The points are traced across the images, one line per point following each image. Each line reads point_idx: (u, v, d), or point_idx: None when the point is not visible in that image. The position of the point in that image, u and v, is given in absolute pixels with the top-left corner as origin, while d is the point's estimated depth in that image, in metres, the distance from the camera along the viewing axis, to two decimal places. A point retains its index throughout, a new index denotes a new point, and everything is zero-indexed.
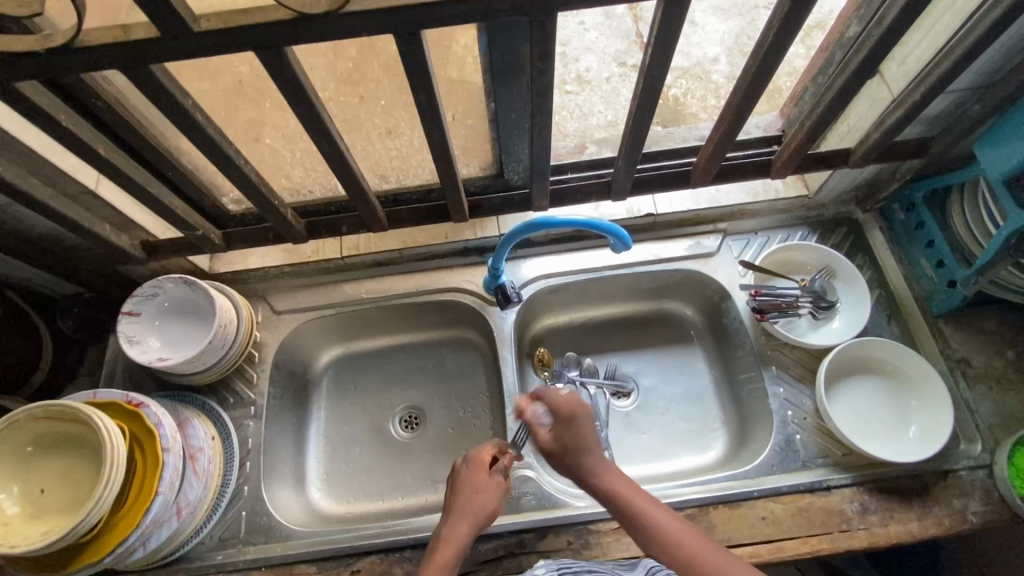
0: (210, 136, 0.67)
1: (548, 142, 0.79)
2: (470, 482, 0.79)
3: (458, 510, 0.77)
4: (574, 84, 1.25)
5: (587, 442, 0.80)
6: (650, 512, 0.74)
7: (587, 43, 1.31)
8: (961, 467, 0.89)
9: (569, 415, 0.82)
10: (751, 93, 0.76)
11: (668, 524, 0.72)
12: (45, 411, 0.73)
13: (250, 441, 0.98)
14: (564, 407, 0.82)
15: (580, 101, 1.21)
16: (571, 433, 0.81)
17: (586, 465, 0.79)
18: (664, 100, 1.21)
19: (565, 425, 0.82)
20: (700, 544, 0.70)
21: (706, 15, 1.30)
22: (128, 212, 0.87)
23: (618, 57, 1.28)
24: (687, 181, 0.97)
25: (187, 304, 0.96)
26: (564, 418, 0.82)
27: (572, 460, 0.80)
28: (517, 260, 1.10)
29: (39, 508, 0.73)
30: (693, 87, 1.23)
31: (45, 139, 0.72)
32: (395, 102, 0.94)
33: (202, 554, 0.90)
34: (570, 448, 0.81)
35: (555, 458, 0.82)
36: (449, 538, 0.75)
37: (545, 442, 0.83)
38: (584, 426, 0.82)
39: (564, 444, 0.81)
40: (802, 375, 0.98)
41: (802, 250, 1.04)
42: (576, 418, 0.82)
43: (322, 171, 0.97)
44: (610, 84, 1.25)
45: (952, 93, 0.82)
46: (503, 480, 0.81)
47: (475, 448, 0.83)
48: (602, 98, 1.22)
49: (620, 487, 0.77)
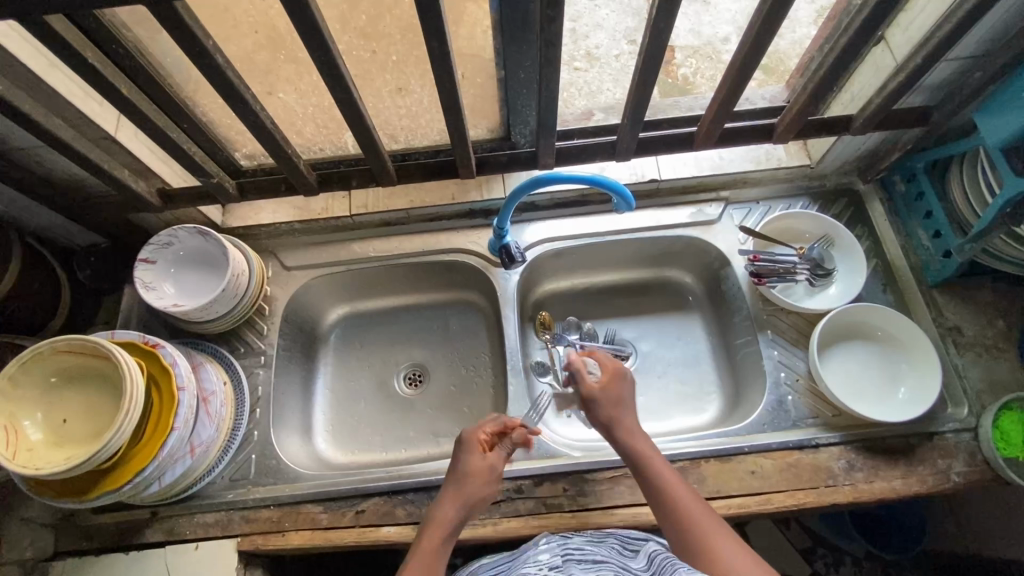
0: (227, 77, 0.70)
1: (554, 96, 0.81)
2: (466, 466, 0.80)
3: (454, 494, 0.78)
4: (582, 61, 1.21)
5: (627, 403, 0.86)
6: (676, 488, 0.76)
7: (597, 19, 1.23)
8: (947, 429, 0.91)
9: (618, 372, 0.88)
10: (755, 52, 0.78)
11: (686, 504, 0.74)
12: (68, 344, 0.76)
13: (260, 389, 1.01)
14: (614, 364, 0.89)
15: (589, 78, 1.19)
16: (616, 388, 0.87)
17: (621, 422, 0.84)
18: (671, 78, 1.17)
19: (614, 379, 0.88)
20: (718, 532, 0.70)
21: None
22: (146, 159, 0.89)
23: (628, 35, 1.21)
24: (691, 144, 0.98)
25: (200, 254, 0.99)
26: (613, 373, 0.88)
27: (611, 412, 0.85)
28: (522, 223, 1.12)
29: (62, 435, 0.76)
30: (703, 67, 1.17)
31: (68, 80, 0.74)
32: (407, 58, 0.91)
33: (213, 492, 0.94)
34: (611, 401, 0.86)
35: (591, 409, 0.86)
36: (441, 521, 0.75)
37: (594, 389, 0.86)
38: (627, 386, 0.88)
39: (610, 396, 0.86)
40: (796, 340, 1.01)
41: (803, 218, 1.06)
42: (624, 377, 0.89)
43: (334, 129, 0.99)
44: (620, 61, 1.19)
45: (954, 61, 0.83)
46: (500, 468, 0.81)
47: (471, 429, 0.83)
48: (611, 75, 1.19)
49: (651, 458, 0.80)
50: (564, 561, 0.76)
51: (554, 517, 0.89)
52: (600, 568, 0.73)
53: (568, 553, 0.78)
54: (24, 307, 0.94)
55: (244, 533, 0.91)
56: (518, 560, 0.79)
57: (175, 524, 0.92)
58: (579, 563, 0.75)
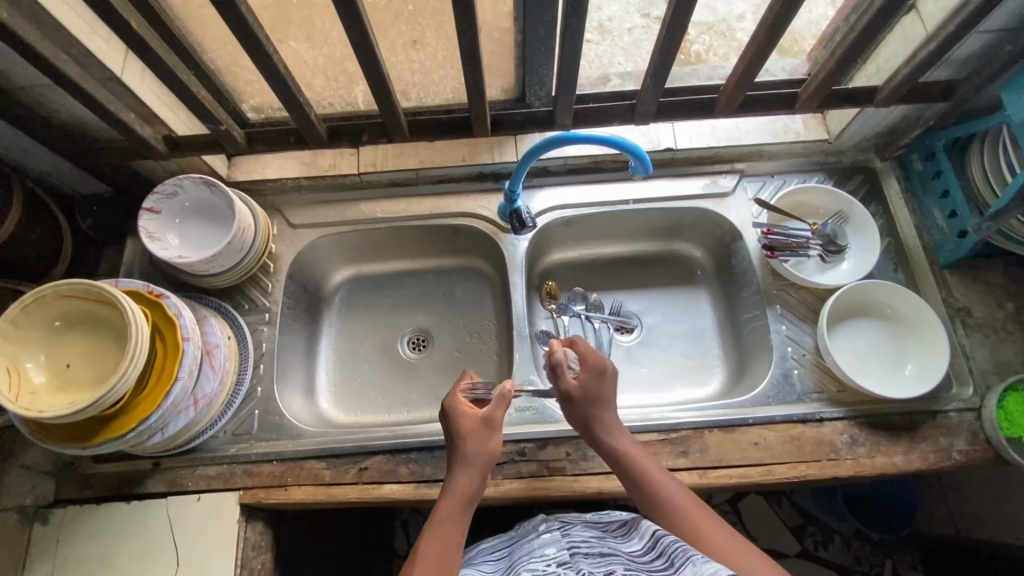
0: (241, 14, 0.68)
1: (576, 52, 0.79)
2: (461, 429, 0.79)
3: (459, 460, 0.77)
4: (594, 33, 1.15)
5: (607, 399, 0.83)
6: (660, 480, 0.75)
7: None
8: (950, 408, 0.92)
9: (597, 367, 0.84)
10: (785, 15, 0.75)
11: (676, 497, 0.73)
12: (71, 288, 0.75)
13: (264, 345, 1.01)
14: (595, 357, 0.85)
15: (601, 51, 1.14)
16: (596, 385, 0.83)
17: (600, 421, 0.82)
18: (684, 56, 1.13)
19: (592, 376, 0.84)
20: (704, 517, 0.71)
21: None
22: (153, 105, 0.87)
23: (643, 7, 1.15)
24: (710, 111, 0.96)
25: (205, 205, 0.97)
26: (591, 369, 0.84)
27: (589, 410, 0.83)
28: (532, 188, 1.10)
29: (65, 380, 0.76)
30: (716, 44, 1.13)
31: (74, 14, 0.72)
32: (423, 9, 0.87)
33: (216, 446, 0.94)
34: (589, 398, 0.83)
35: (571, 403, 0.84)
36: (457, 488, 0.74)
37: (570, 386, 0.83)
38: (609, 383, 0.84)
39: (588, 394, 0.83)
40: (805, 315, 1.00)
41: (818, 193, 1.04)
42: (604, 373, 0.85)
43: (344, 83, 0.97)
44: (632, 36, 1.14)
45: (986, 33, 0.81)
46: (494, 415, 0.79)
47: (448, 396, 0.82)
48: (623, 49, 1.14)
49: (633, 453, 0.80)
50: (571, 555, 0.72)
51: (556, 481, 0.89)
52: (607, 562, 0.69)
53: (574, 547, 0.74)
54: (24, 253, 0.92)
55: (245, 487, 0.91)
56: (522, 555, 0.75)
57: (177, 476, 0.92)
58: (587, 557, 0.71)
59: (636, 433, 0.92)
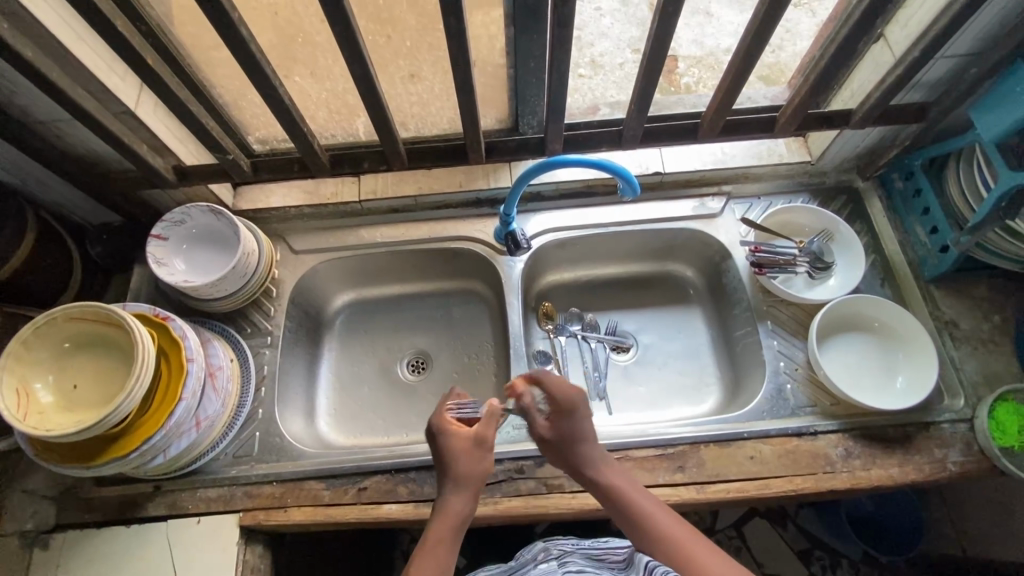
0: (250, 51, 0.73)
1: (564, 81, 0.84)
2: (449, 451, 0.79)
3: (452, 482, 0.77)
4: (587, 68, 1.23)
5: (584, 434, 0.82)
6: (650, 509, 0.74)
7: (602, 29, 1.27)
8: (943, 420, 0.93)
9: (566, 406, 0.82)
10: (756, 46, 0.80)
11: (665, 523, 0.72)
12: (82, 311, 0.78)
13: (266, 368, 1.02)
14: (562, 396, 0.82)
15: (593, 84, 1.21)
16: (569, 423, 0.82)
17: (583, 458, 0.81)
18: (672, 87, 1.19)
19: (561, 415, 0.83)
20: (695, 540, 0.70)
21: (722, 5, 1.24)
22: (164, 137, 0.91)
23: (632, 44, 1.25)
24: (695, 135, 1.00)
25: (211, 233, 1.01)
26: (562, 409, 0.82)
27: (569, 449, 0.82)
28: (527, 213, 1.14)
29: (73, 400, 0.78)
30: (706, 77, 1.20)
31: (94, 54, 0.77)
32: (421, 45, 0.94)
33: (217, 468, 0.95)
34: (565, 439, 0.82)
35: (549, 445, 0.84)
36: (447, 512, 0.75)
37: (542, 429, 0.84)
38: (582, 419, 0.83)
39: (561, 433, 0.82)
40: (795, 331, 1.02)
41: (803, 212, 1.08)
42: (575, 411, 0.83)
43: (347, 115, 1.02)
44: (624, 70, 1.22)
45: (950, 58, 0.86)
46: (487, 434, 0.79)
47: (435, 414, 0.82)
48: (615, 82, 1.21)
49: (622, 484, 0.78)
50: None
51: (555, 497, 0.90)
52: None
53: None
54: (37, 279, 0.95)
55: (246, 508, 0.91)
56: None
57: (177, 498, 0.93)
58: None
59: (633, 448, 0.93)
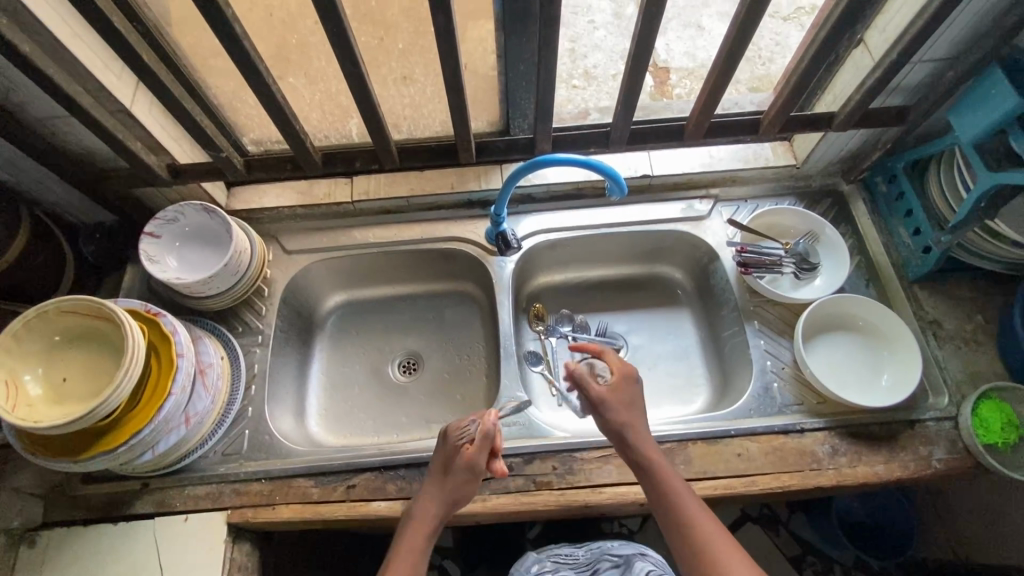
0: (245, 49, 0.74)
1: (553, 82, 0.85)
2: (448, 463, 0.81)
3: (437, 491, 0.80)
4: (580, 79, 1.26)
5: (637, 408, 0.84)
6: (685, 503, 0.75)
7: (596, 41, 1.30)
8: (927, 418, 0.94)
9: (628, 376, 0.86)
10: (738, 48, 0.82)
11: (696, 519, 0.73)
12: (73, 304, 0.78)
13: (256, 366, 1.03)
14: (625, 368, 0.86)
15: (586, 95, 1.22)
16: (626, 392, 0.84)
17: (633, 429, 0.82)
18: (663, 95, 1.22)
19: (625, 382, 0.85)
20: (719, 537, 0.71)
21: (713, 21, 1.29)
22: (158, 135, 0.92)
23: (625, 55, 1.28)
24: (680, 137, 1.02)
25: (202, 231, 1.01)
26: (624, 376, 0.85)
27: (620, 417, 0.82)
28: (518, 214, 1.15)
29: (62, 393, 0.78)
30: (697, 88, 1.22)
31: (91, 52, 0.78)
32: (413, 47, 0.97)
33: (206, 465, 0.94)
34: (621, 404, 0.83)
35: (598, 413, 0.84)
36: (422, 519, 0.78)
37: (597, 393, 0.84)
38: (638, 397, 0.85)
39: (619, 399, 0.83)
40: (782, 330, 1.03)
41: (789, 214, 1.09)
42: (632, 383, 0.86)
43: (340, 116, 1.03)
44: (616, 81, 1.25)
45: (927, 62, 0.88)
46: (478, 461, 0.80)
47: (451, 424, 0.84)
48: (608, 93, 1.23)
49: (663, 465, 0.79)
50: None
51: (543, 495, 0.90)
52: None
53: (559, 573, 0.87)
54: (29, 277, 0.96)
55: (234, 506, 0.91)
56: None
57: (166, 496, 0.92)
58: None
59: None
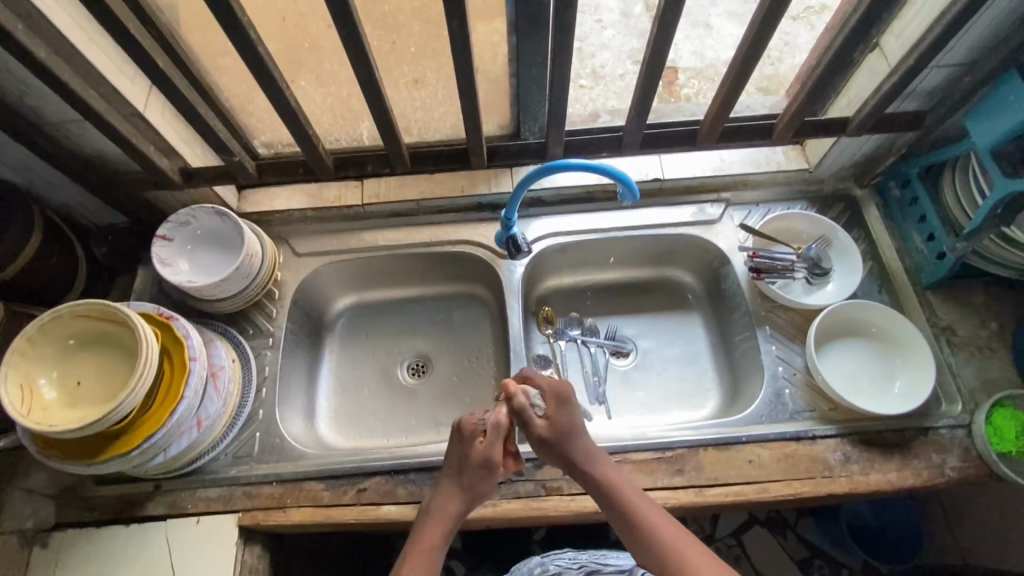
0: (260, 54, 0.74)
1: (566, 86, 0.85)
2: (461, 458, 0.81)
3: (454, 485, 0.80)
4: (588, 79, 1.25)
5: (577, 429, 0.82)
6: (647, 516, 0.73)
7: (604, 40, 1.29)
8: (941, 425, 0.93)
9: (560, 397, 0.84)
10: (753, 52, 0.82)
11: (660, 529, 0.71)
12: (88, 308, 0.79)
13: (267, 369, 1.03)
14: (557, 387, 0.84)
15: (594, 95, 1.22)
16: (564, 413, 0.83)
17: (579, 453, 0.81)
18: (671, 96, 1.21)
19: (556, 406, 0.83)
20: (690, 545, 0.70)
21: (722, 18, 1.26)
22: (170, 138, 0.92)
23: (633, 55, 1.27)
24: (692, 142, 1.02)
25: (215, 233, 1.02)
26: (556, 401, 0.83)
27: (566, 445, 0.81)
28: (528, 217, 1.15)
29: (76, 397, 0.79)
30: (705, 88, 1.21)
31: (106, 56, 0.78)
32: (424, 51, 0.97)
33: (217, 468, 0.95)
34: (562, 433, 0.82)
35: (546, 446, 0.83)
36: (442, 514, 0.78)
37: (538, 428, 0.82)
38: (575, 412, 0.84)
39: (557, 429, 0.82)
40: (794, 336, 1.03)
41: (803, 220, 1.09)
42: (567, 401, 0.84)
43: (351, 120, 1.03)
44: (624, 81, 1.24)
45: (944, 67, 0.87)
46: (493, 456, 0.80)
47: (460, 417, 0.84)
48: (615, 93, 1.23)
49: (617, 480, 0.78)
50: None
51: (553, 500, 0.90)
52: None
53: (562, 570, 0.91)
54: (42, 279, 0.96)
55: (245, 508, 0.91)
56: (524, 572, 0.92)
57: (177, 498, 0.93)
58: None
59: (632, 451, 0.93)
